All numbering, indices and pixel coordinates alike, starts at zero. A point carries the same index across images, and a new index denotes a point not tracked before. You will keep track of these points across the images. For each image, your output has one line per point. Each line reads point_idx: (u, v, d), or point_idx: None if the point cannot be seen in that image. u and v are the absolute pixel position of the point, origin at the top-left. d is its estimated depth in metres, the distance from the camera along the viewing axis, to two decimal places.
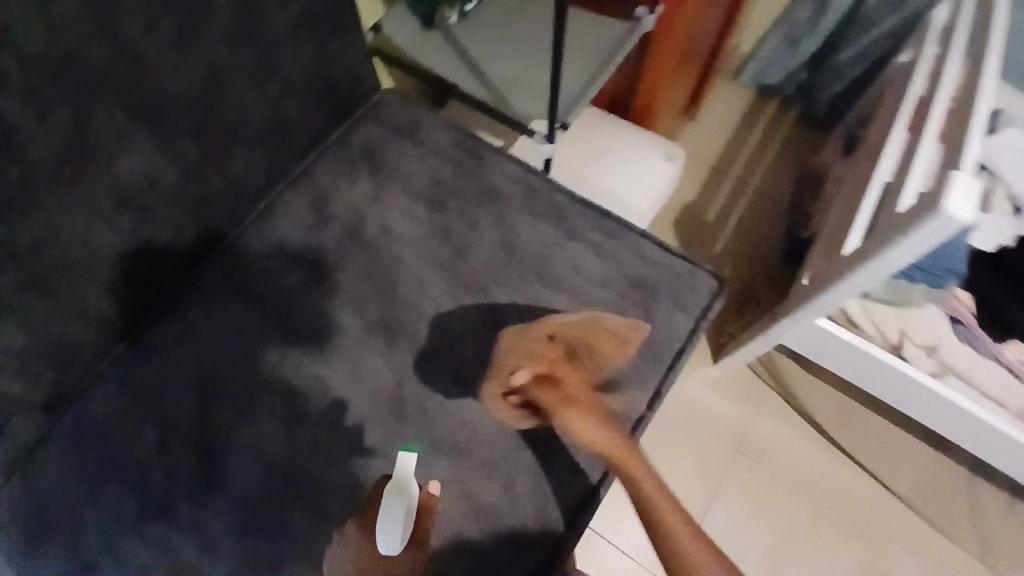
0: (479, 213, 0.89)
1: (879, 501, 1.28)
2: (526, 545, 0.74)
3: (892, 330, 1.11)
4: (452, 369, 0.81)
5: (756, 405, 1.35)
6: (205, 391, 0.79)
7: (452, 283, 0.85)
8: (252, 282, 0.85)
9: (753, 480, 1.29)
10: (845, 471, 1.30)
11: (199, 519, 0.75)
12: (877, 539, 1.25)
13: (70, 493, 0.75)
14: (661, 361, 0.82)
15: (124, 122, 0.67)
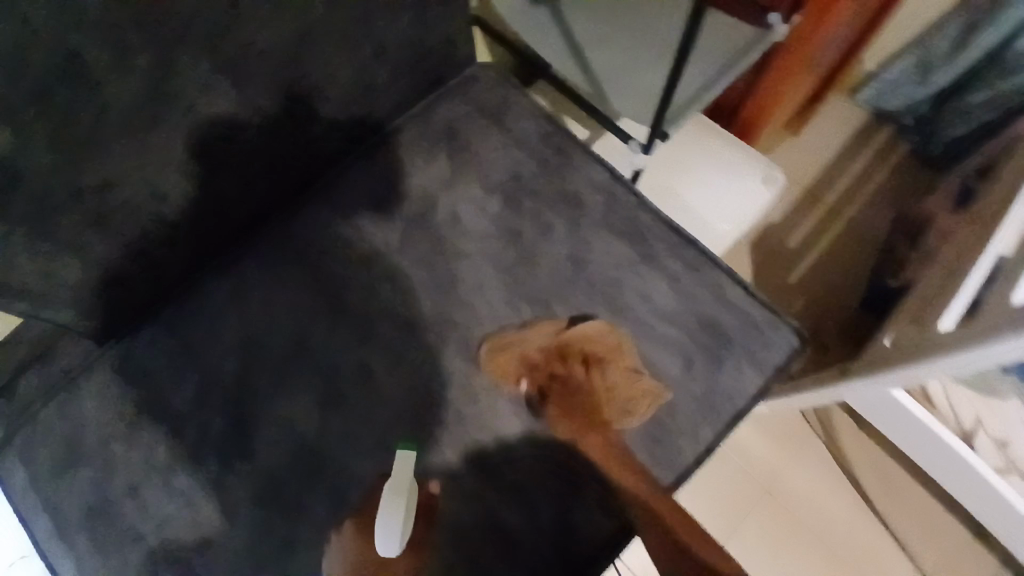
0: (555, 217, 0.83)
1: None
2: None
3: (967, 415, 1.01)
4: (497, 353, 0.77)
5: (802, 456, 1.24)
6: (250, 354, 0.78)
7: (514, 291, 0.80)
8: (311, 248, 0.82)
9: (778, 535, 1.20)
10: (883, 549, 1.19)
11: (225, 481, 0.74)
12: None
13: (106, 428, 0.76)
14: (720, 418, 0.76)
15: (208, 75, 0.64)
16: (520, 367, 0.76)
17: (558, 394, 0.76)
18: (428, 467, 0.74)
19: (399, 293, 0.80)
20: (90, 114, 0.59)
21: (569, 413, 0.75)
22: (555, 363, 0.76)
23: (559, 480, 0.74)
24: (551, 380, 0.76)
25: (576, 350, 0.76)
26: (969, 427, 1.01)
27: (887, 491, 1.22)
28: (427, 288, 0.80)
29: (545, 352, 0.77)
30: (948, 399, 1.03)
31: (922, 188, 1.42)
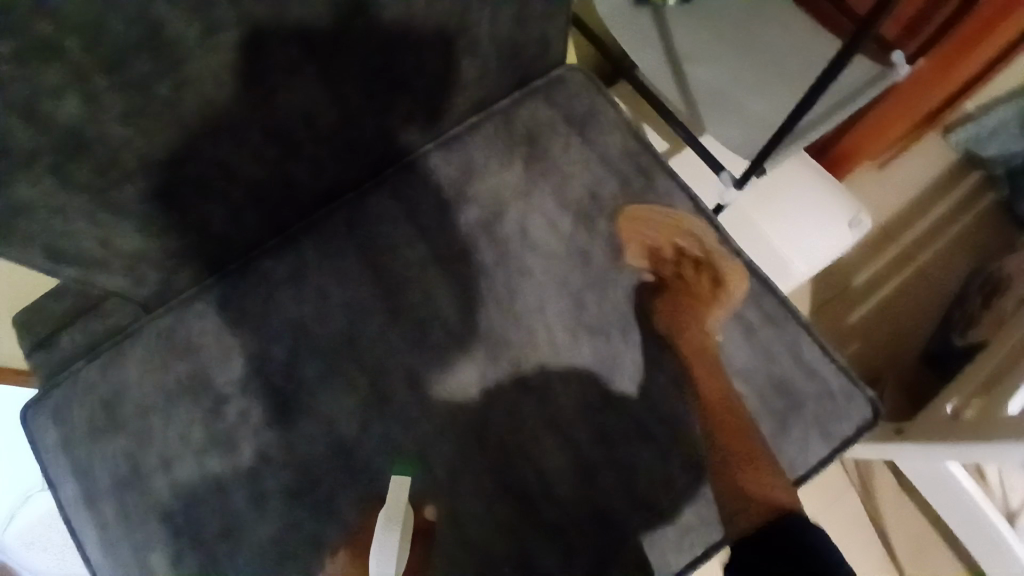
0: (700, 233, 0.79)
1: None
2: None
3: (1016, 497, 0.98)
4: (636, 226, 0.79)
5: (833, 509, 1.19)
6: (298, 343, 0.75)
7: (575, 317, 0.76)
8: (373, 241, 0.78)
9: None
10: None
11: (258, 470, 0.72)
12: None
13: (145, 399, 0.74)
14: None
15: (297, 59, 0.60)
16: (649, 254, 0.78)
17: (674, 292, 0.78)
18: (464, 489, 0.72)
19: (455, 301, 0.77)
20: (171, 88, 0.56)
21: (678, 317, 0.76)
22: (682, 265, 0.79)
23: (599, 521, 0.71)
24: (672, 280, 0.79)
25: (709, 268, 0.78)
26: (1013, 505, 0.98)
27: (917, 556, 1.17)
28: (486, 301, 0.77)
29: (678, 254, 0.79)
30: (1000, 476, 1.00)
31: (1003, 244, 1.33)
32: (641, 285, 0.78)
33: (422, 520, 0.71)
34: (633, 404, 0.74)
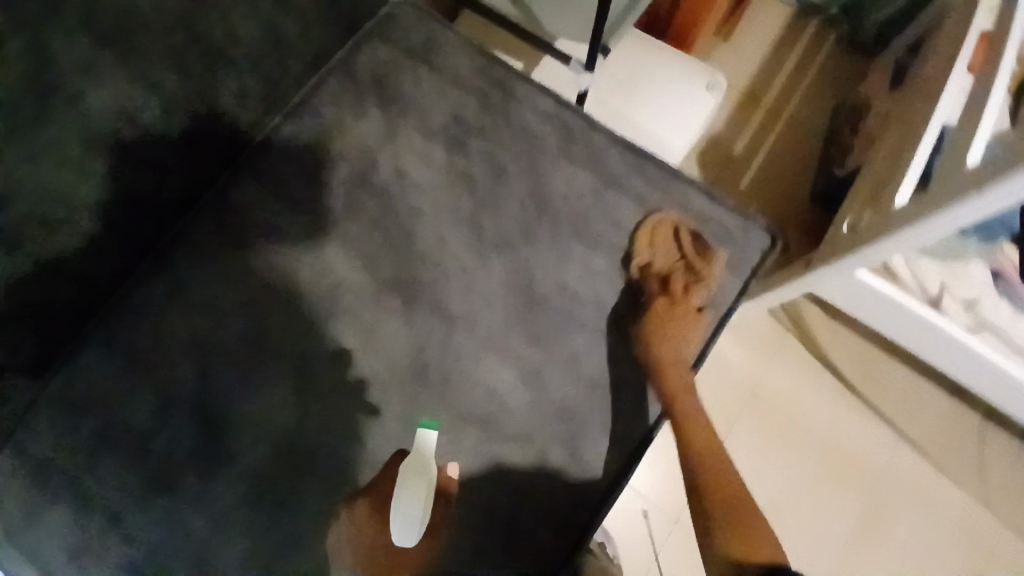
0: (700, 259, 0.75)
1: (888, 454, 1.22)
2: (553, 514, 0.69)
3: (932, 283, 1.04)
4: (642, 233, 0.75)
5: (772, 353, 1.27)
6: (206, 355, 0.71)
7: (477, 238, 0.75)
8: (248, 233, 0.75)
9: (768, 431, 1.23)
10: (861, 426, 1.23)
11: (208, 493, 0.68)
12: (877, 494, 1.20)
13: (59, 469, 0.68)
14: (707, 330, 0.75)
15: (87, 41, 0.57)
16: (644, 267, 0.75)
17: (660, 315, 0.73)
18: (426, 435, 0.70)
19: (353, 264, 0.74)
20: None
21: (658, 342, 0.72)
22: (676, 289, 0.74)
23: (563, 417, 0.71)
24: (659, 299, 0.73)
25: (699, 296, 0.75)
26: (933, 291, 1.04)
27: (859, 366, 1.27)
28: (385, 253, 0.74)
29: (677, 276, 0.74)
30: (912, 269, 1.05)
31: (854, 77, 1.42)
32: (575, 199, 0.76)
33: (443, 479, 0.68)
34: (557, 303, 0.73)
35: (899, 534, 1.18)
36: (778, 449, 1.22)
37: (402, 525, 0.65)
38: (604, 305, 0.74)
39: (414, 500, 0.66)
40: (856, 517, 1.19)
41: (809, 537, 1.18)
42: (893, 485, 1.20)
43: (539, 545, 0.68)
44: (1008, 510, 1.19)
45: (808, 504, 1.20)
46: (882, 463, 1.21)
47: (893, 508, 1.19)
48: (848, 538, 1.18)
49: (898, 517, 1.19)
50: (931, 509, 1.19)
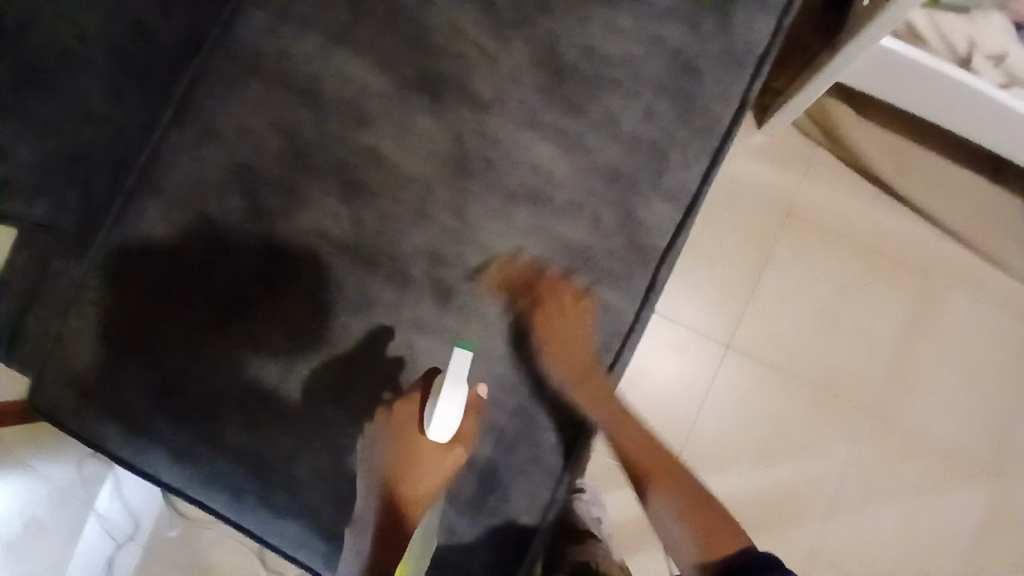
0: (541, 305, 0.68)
1: (933, 241, 1.20)
2: (608, 289, 0.69)
3: (959, 41, 0.89)
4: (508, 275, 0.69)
5: (806, 165, 1.22)
6: (247, 184, 0.72)
7: (492, 21, 0.72)
8: (263, 57, 0.73)
9: (778, 275, 1.19)
10: (908, 220, 1.21)
11: (282, 308, 0.70)
12: (932, 281, 1.20)
13: (137, 309, 0.72)
14: (734, 82, 0.71)
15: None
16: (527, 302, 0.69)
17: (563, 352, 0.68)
18: (481, 218, 0.70)
19: (372, 67, 0.72)
20: None
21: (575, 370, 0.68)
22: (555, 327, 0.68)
23: (606, 184, 0.70)
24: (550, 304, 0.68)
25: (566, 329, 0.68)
26: (963, 55, 0.90)
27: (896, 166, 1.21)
28: (402, 50, 0.73)
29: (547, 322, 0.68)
30: (937, 34, 0.90)
31: None
32: None
33: (473, 397, 0.65)
34: (586, 69, 0.72)
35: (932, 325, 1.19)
36: (807, 268, 1.20)
37: (442, 432, 0.60)
38: (635, 64, 0.72)
39: (449, 407, 0.60)
40: (910, 311, 1.19)
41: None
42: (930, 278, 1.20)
43: (607, 314, 0.69)
44: None
45: (822, 342, 1.18)
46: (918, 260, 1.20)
47: (979, 301, 1.19)
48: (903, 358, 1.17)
49: (956, 299, 1.19)
50: (983, 290, 1.19)
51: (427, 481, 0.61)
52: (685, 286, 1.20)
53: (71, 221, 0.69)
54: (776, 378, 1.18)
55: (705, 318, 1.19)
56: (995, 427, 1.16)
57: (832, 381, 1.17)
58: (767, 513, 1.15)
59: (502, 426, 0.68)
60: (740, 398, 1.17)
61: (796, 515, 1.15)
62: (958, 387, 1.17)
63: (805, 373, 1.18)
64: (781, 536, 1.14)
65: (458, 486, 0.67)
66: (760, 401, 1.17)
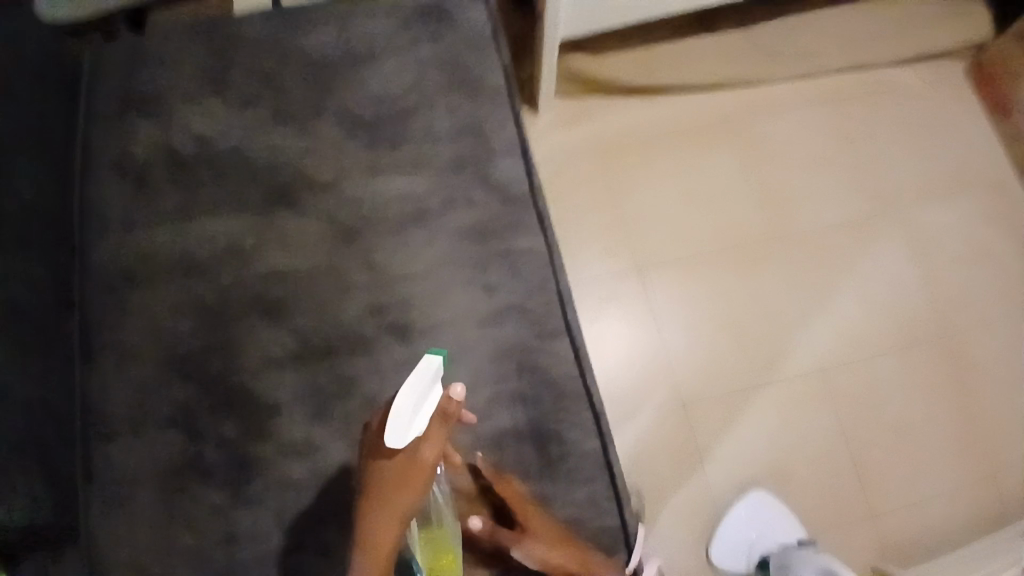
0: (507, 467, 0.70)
1: (715, 102, 1.49)
2: (511, 238, 0.79)
3: None
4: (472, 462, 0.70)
5: (587, 116, 1.46)
6: (183, 368, 0.75)
7: (296, 126, 0.84)
8: (131, 269, 0.79)
9: (639, 197, 1.42)
10: (690, 102, 1.48)
11: (282, 439, 0.72)
12: (736, 129, 1.47)
13: (155, 534, 0.71)
14: (492, 55, 0.88)
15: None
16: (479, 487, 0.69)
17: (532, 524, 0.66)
18: (389, 257, 0.79)
19: (227, 215, 0.80)
20: None
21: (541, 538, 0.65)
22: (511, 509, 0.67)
23: (459, 173, 0.82)
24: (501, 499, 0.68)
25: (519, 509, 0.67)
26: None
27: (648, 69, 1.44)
28: (242, 188, 0.81)
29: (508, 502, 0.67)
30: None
31: None
32: (338, 50, 0.87)
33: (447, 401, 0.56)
34: (387, 111, 0.84)
35: (747, 153, 1.46)
36: (652, 175, 1.43)
37: (400, 432, 0.53)
38: (417, 86, 0.86)
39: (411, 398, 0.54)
40: (738, 160, 1.45)
41: (694, 207, 1.42)
42: (722, 126, 1.47)
43: (525, 254, 0.79)
44: (802, 60, 1.47)
45: (699, 221, 1.41)
46: (705, 121, 1.47)
47: (777, 119, 1.48)
48: (762, 192, 1.43)
49: (762, 128, 1.47)
50: (773, 110, 1.48)
51: (398, 503, 0.54)
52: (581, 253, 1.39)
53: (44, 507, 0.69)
54: (692, 269, 1.38)
55: (619, 265, 1.37)
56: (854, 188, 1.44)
57: (729, 240, 1.39)
58: (759, 365, 1.32)
59: (519, 389, 0.74)
60: (682, 297, 1.36)
61: (785, 354, 1.33)
62: (807, 181, 1.44)
63: (706, 253, 1.39)
64: (785, 373, 1.32)
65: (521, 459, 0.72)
66: (693, 293, 1.36)
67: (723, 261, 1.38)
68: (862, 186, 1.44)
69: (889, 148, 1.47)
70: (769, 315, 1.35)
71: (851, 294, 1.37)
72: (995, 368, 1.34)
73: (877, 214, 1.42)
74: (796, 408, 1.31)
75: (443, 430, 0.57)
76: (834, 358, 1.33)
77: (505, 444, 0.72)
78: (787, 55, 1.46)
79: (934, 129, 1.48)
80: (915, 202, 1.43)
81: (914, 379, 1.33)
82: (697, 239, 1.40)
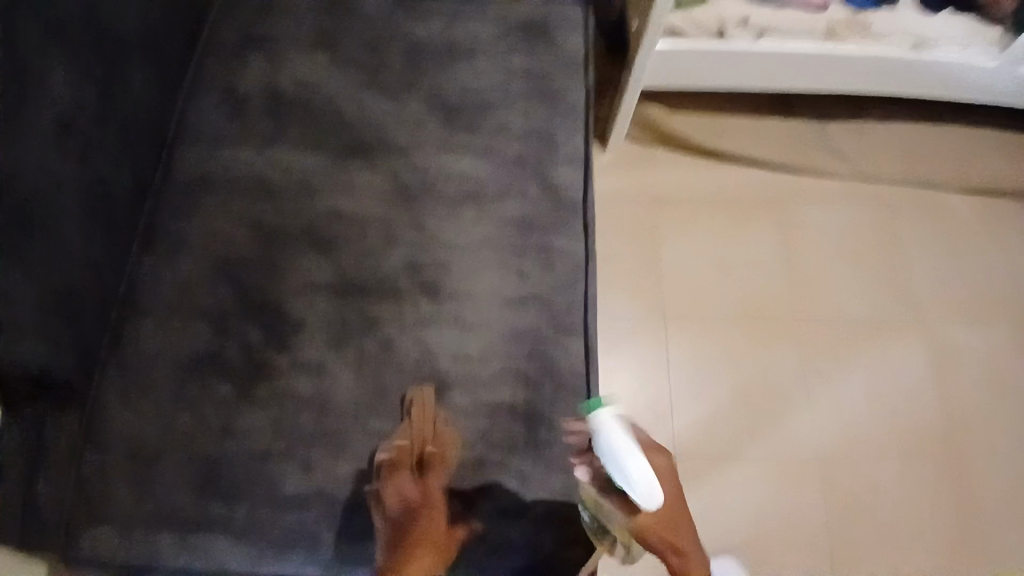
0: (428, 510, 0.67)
1: (771, 181, 1.53)
2: (554, 237, 0.85)
3: (711, 21, 1.23)
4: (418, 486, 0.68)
5: (649, 166, 1.53)
6: (230, 274, 0.81)
7: (387, 93, 0.92)
8: (209, 179, 0.87)
9: (679, 250, 1.46)
10: (748, 176, 1.53)
11: (299, 358, 0.77)
12: (788, 210, 1.51)
13: (158, 415, 0.75)
14: (577, 76, 0.95)
15: (46, 42, 0.71)
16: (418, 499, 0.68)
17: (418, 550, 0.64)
18: (439, 224, 0.85)
19: (306, 153, 0.88)
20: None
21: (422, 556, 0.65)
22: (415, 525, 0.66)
23: (521, 168, 0.88)
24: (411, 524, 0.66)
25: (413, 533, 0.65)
26: (717, 30, 1.24)
27: (710, 137, 1.54)
28: (327, 133, 0.89)
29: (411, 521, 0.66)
30: (690, 21, 1.23)
31: None
32: (441, 39, 0.96)
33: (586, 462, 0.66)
34: (471, 100, 0.92)
35: (794, 235, 1.49)
36: (697, 233, 1.48)
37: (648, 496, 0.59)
38: (501, 86, 0.93)
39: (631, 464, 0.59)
40: (782, 239, 1.48)
41: (729, 273, 1.45)
42: (774, 205, 1.51)
43: (564, 254, 0.84)
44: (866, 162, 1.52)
45: (730, 287, 1.44)
46: (758, 195, 1.52)
47: (829, 211, 1.51)
48: (799, 274, 1.45)
49: (813, 215, 1.51)
50: (827, 202, 1.52)
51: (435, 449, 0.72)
52: (610, 291, 1.44)
53: (73, 362, 0.74)
54: (713, 329, 1.40)
55: (644, 309, 1.41)
56: (891, 294, 1.45)
57: (756, 311, 1.42)
58: (759, 439, 1.32)
59: (525, 371, 0.77)
60: (697, 354, 1.38)
61: (787, 435, 1.33)
62: (845, 275, 1.46)
63: (730, 319, 1.41)
64: (783, 454, 1.31)
65: (511, 435, 0.75)
66: (709, 353, 1.38)
67: (745, 331, 1.40)
68: (900, 294, 1.45)
69: (935, 265, 1.48)
70: (780, 392, 1.36)
71: (866, 395, 1.36)
72: (1007, 508, 1.29)
73: (909, 324, 1.43)
74: (786, 490, 1.29)
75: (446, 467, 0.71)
76: (836, 452, 1.32)
77: (498, 416, 0.75)
78: (853, 152, 1.53)
79: (985, 258, 1.49)
80: (952, 323, 1.43)
81: (913, 496, 1.29)
82: (725, 303, 1.43)
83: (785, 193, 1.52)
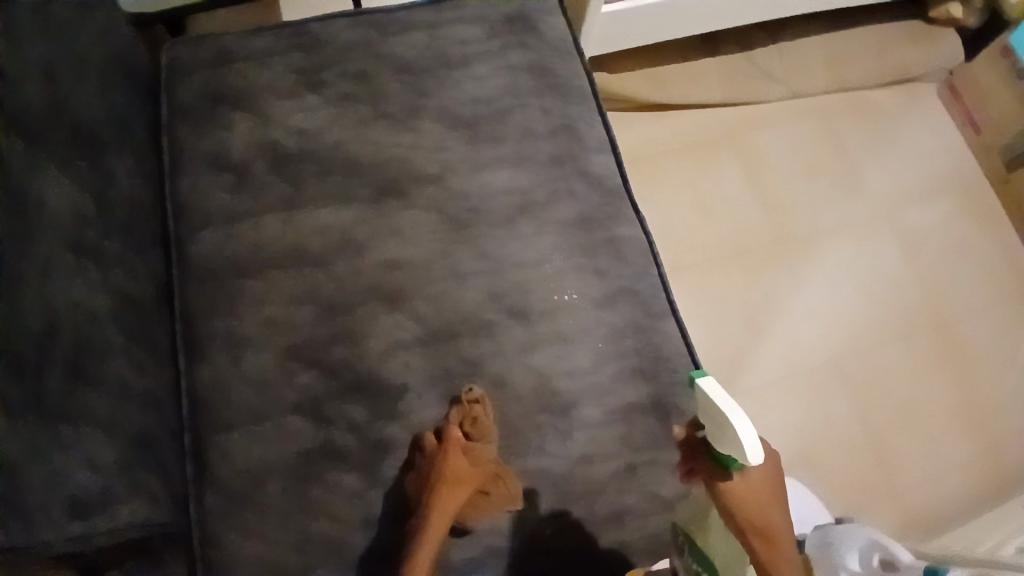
0: (430, 484, 0.67)
1: (720, 118, 1.58)
2: (612, 228, 0.84)
3: None
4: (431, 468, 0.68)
5: None
6: (305, 359, 0.75)
7: (396, 123, 0.86)
8: (237, 262, 0.78)
9: (658, 202, 1.48)
10: (696, 117, 1.57)
11: (413, 422, 0.73)
12: (742, 138, 1.57)
13: (286, 527, 0.70)
14: (575, 62, 0.93)
15: (30, 158, 0.61)
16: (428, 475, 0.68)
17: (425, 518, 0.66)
18: (502, 245, 0.81)
19: (335, 207, 0.81)
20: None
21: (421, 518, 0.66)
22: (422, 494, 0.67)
23: (559, 167, 0.86)
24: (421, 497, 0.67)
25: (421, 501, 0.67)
26: None
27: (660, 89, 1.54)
28: (350, 181, 0.82)
29: (420, 491, 0.68)
30: None
31: None
32: (430, 53, 0.90)
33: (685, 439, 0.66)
34: (485, 110, 0.88)
35: (753, 161, 1.55)
36: (667, 180, 1.51)
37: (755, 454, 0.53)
38: (507, 89, 0.89)
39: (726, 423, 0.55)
40: (743, 167, 1.54)
41: (708, 212, 1.49)
42: (730, 138, 1.56)
43: (629, 241, 0.84)
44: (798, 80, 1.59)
45: (714, 225, 1.48)
46: (713, 131, 1.56)
47: (777, 130, 1.59)
48: (768, 196, 1.53)
49: (764, 139, 1.58)
50: (772, 124, 1.59)
51: (473, 432, 0.70)
52: None
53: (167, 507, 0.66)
54: (709, 267, 1.44)
55: None
56: (849, 194, 1.55)
57: (743, 240, 1.48)
58: (779, 357, 1.39)
59: (638, 365, 0.78)
60: (705, 297, 1.42)
61: (803, 346, 1.41)
62: (806, 187, 1.55)
63: (723, 254, 1.46)
64: (805, 365, 1.39)
65: (648, 430, 0.76)
66: (715, 292, 1.42)
67: (738, 262, 1.46)
68: (857, 191, 1.56)
69: (878, 157, 1.60)
70: (785, 309, 1.43)
71: (855, 289, 1.47)
72: (990, 356, 1.45)
73: (873, 215, 1.54)
74: (815, 397, 1.37)
75: (462, 444, 0.69)
76: (846, 349, 1.42)
77: (631, 417, 0.76)
78: (787, 73, 1.59)
79: (917, 142, 1.63)
80: (905, 206, 1.56)
81: (916, 368, 1.42)
82: (714, 240, 1.47)
83: (736, 124, 1.58)
